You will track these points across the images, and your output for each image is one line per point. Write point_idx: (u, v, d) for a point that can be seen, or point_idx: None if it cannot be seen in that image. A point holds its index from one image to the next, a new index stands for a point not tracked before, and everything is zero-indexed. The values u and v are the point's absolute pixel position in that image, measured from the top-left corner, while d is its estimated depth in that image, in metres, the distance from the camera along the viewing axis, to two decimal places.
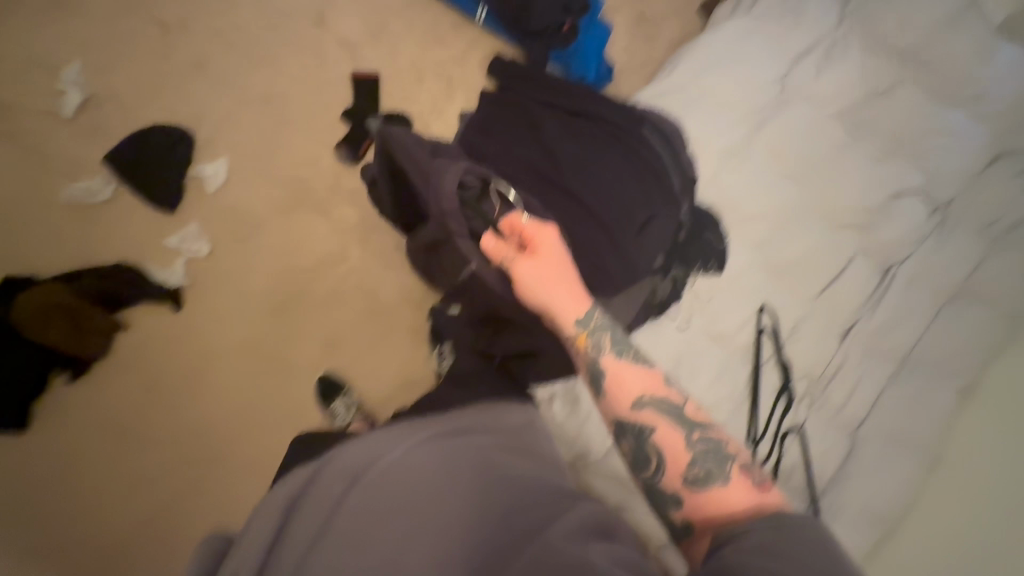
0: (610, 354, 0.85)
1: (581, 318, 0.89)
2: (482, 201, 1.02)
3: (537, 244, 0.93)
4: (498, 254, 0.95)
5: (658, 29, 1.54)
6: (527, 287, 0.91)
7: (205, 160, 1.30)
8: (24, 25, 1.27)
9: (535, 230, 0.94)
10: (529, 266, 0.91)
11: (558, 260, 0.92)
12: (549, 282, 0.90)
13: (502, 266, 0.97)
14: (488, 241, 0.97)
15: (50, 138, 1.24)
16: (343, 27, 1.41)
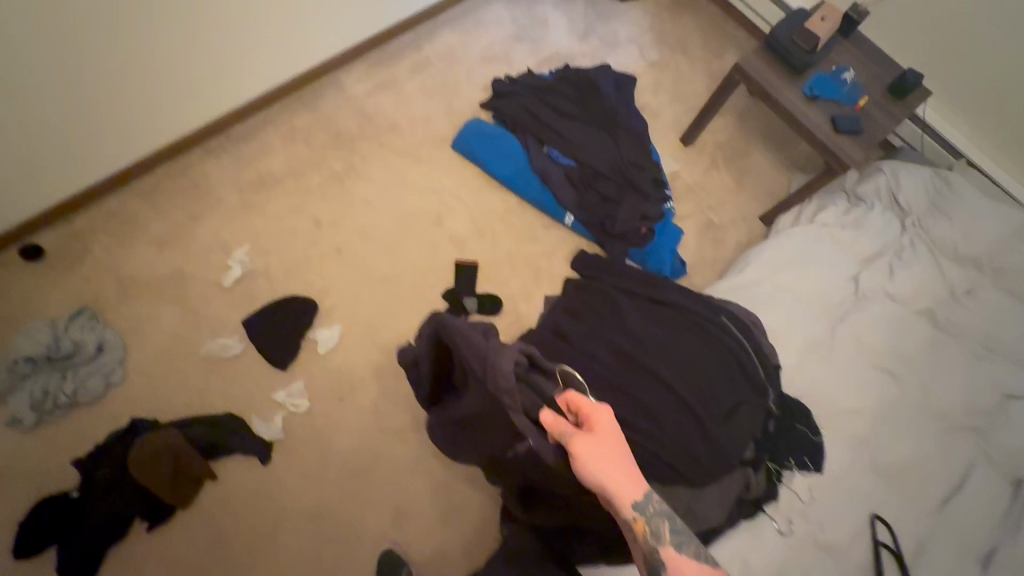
0: (669, 545, 0.84)
1: (640, 502, 0.86)
2: (531, 373, 0.99)
3: (595, 421, 0.90)
4: (554, 427, 0.91)
5: (725, 231, 1.70)
6: (584, 464, 0.87)
7: (322, 325, 1.48)
8: (205, 210, 1.54)
9: (592, 405, 0.92)
10: (587, 442, 0.88)
11: (614, 439, 0.90)
12: (607, 460, 0.88)
13: (556, 440, 0.93)
14: (544, 413, 0.93)
15: (204, 301, 1.47)
16: (455, 220, 1.62)
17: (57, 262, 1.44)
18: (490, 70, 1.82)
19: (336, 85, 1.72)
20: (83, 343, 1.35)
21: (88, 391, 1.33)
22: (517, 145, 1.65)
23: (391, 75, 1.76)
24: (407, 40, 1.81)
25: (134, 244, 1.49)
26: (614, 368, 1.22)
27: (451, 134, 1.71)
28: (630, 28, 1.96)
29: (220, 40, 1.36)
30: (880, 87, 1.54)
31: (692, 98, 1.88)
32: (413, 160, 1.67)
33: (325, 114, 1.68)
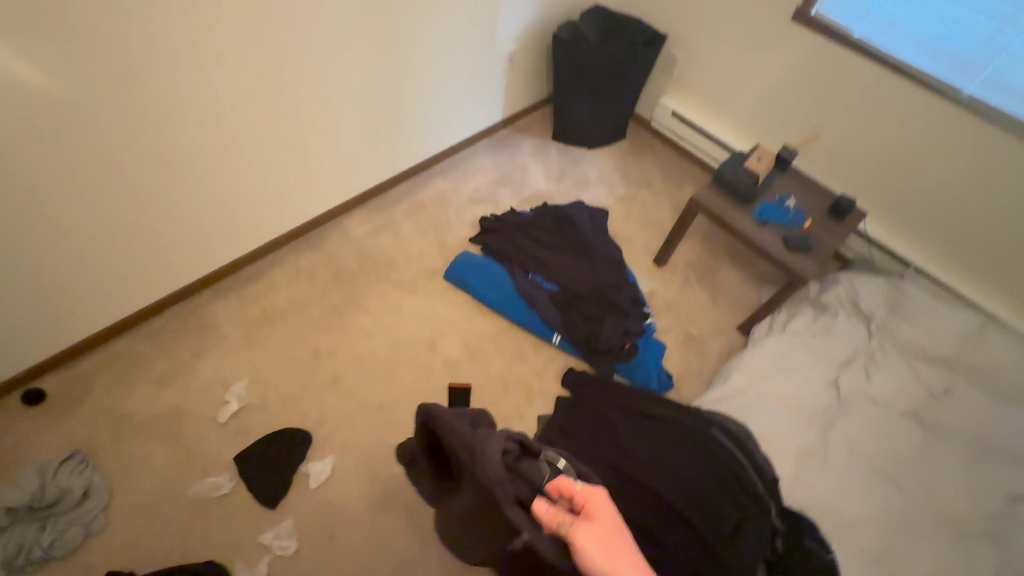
0: None
1: None
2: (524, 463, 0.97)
3: (592, 508, 0.93)
4: (553, 519, 0.90)
5: (706, 343, 1.78)
6: (587, 558, 0.87)
7: (315, 458, 1.46)
8: (208, 347, 1.61)
9: (587, 492, 0.94)
10: (589, 531, 0.89)
11: (614, 529, 0.92)
12: (611, 554, 0.88)
13: (555, 532, 0.91)
14: (540, 503, 0.91)
15: (199, 438, 1.47)
16: (448, 345, 1.70)
17: (55, 406, 1.46)
18: (478, 210, 2.04)
19: (339, 228, 1.91)
20: (67, 491, 1.32)
21: (64, 544, 1.28)
22: (504, 273, 1.78)
23: (389, 218, 1.97)
24: (403, 188, 2.06)
25: (135, 384, 1.53)
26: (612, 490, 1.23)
27: (443, 266, 1.87)
28: (599, 171, 2.25)
29: (233, 200, 1.57)
30: (820, 210, 1.75)
31: (659, 224, 2.10)
32: (408, 291, 1.79)
33: (329, 253, 1.85)
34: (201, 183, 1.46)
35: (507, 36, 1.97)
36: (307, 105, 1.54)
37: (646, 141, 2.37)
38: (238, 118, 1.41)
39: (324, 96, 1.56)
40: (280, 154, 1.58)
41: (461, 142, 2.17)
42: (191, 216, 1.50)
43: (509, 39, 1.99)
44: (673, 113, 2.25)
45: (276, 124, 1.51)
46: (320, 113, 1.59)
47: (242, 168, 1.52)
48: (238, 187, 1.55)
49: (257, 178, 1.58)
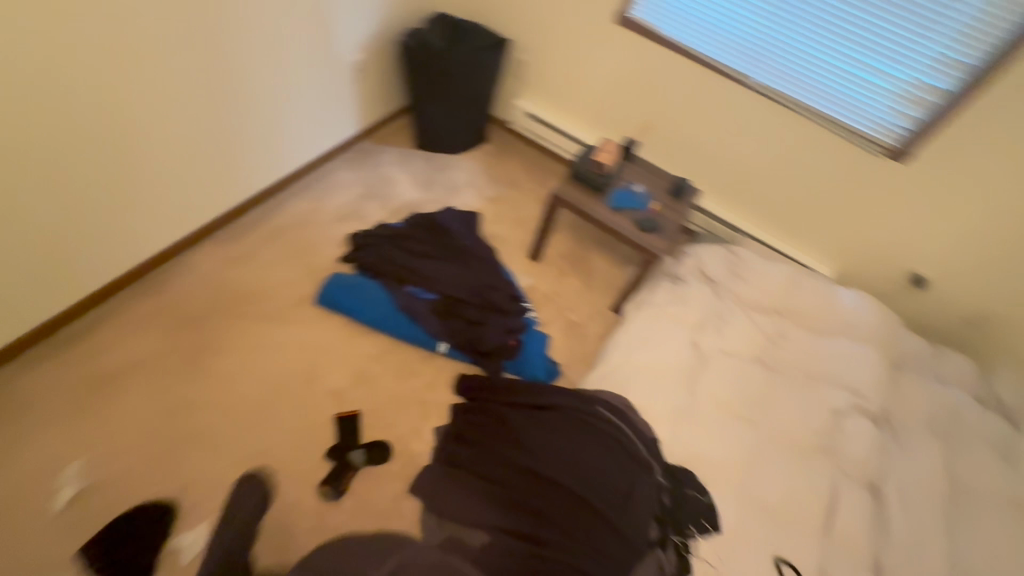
0: None
1: None
2: None
3: None
4: None
5: (586, 328, 1.89)
6: None
7: (186, 528, 1.30)
8: (30, 428, 1.36)
9: None
10: None
11: None
12: None
13: None
14: None
15: (30, 538, 1.23)
16: (330, 373, 1.60)
17: None
18: (345, 228, 1.95)
19: (186, 267, 1.72)
20: None
21: None
22: (381, 290, 1.72)
23: (245, 247, 1.81)
24: (258, 214, 1.90)
25: None
26: (516, 488, 1.28)
27: (314, 291, 1.76)
28: (466, 175, 2.27)
29: (29, 252, 1.34)
30: (663, 193, 1.94)
31: (530, 221, 2.17)
32: (277, 324, 1.66)
33: (177, 296, 1.65)
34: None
35: (347, 47, 1.90)
36: (110, 138, 1.35)
37: (508, 142, 2.45)
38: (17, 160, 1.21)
39: (131, 125, 1.38)
40: (84, 194, 1.37)
41: (317, 159, 2.07)
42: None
43: (350, 48, 1.91)
44: (529, 113, 2.35)
45: (72, 162, 1.31)
46: (131, 145, 1.41)
47: (33, 214, 1.29)
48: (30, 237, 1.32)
49: (57, 224, 1.36)
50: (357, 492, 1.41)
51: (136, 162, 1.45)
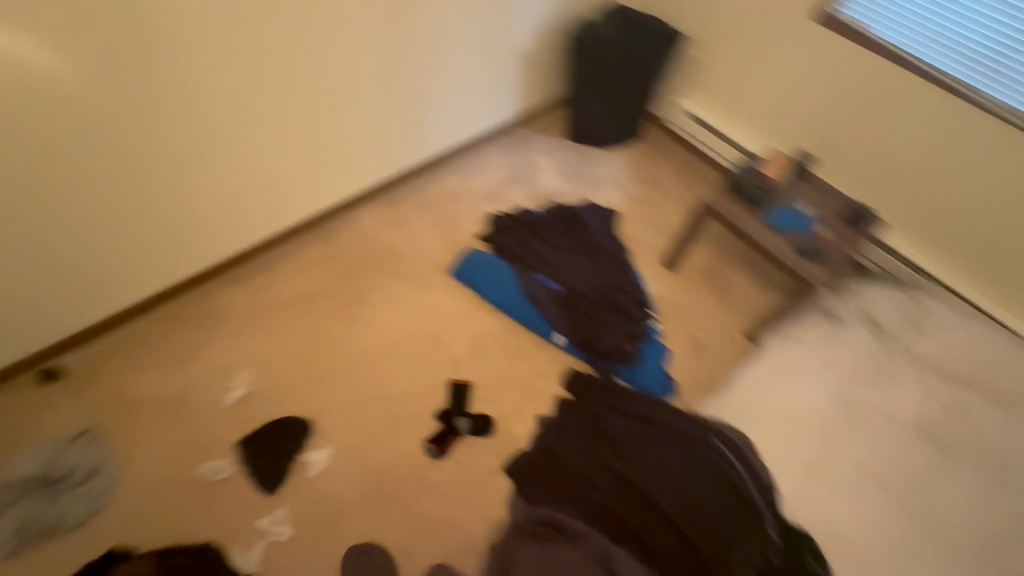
0: None
1: None
2: None
3: None
4: None
5: (713, 349, 1.74)
6: None
7: (314, 447, 1.48)
8: (217, 332, 1.65)
9: None
10: None
11: None
12: None
13: None
14: None
15: (203, 422, 1.50)
16: (451, 341, 1.70)
17: (69, 385, 1.51)
18: (488, 207, 2.05)
19: (350, 222, 1.94)
20: (90, 466, 1.39)
21: (80, 516, 1.33)
22: (510, 273, 1.78)
23: (399, 213, 1.99)
24: (415, 184, 2.07)
25: (144, 367, 1.57)
26: (618, 500, 1.31)
27: (450, 263, 1.88)
28: (612, 171, 2.22)
29: (236, 190, 1.55)
30: (836, 219, 1.71)
31: (671, 227, 2.07)
32: (414, 286, 1.81)
33: (337, 246, 1.87)
34: (204, 172, 1.45)
35: (520, 31, 1.96)
36: (314, 94, 1.53)
37: (663, 142, 2.34)
38: (245, 103, 1.41)
39: (332, 85, 1.55)
40: (287, 143, 1.57)
41: (473, 140, 2.18)
42: (193, 204, 1.49)
43: (523, 33, 1.97)
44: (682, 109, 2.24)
45: (283, 111, 1.50)
46: (329, 102, 1.58)
47: (248, 163, 1.52)
48: (242, 177, 1.54)
49: (260, 167, 1.56)
50: (456, 456, 1.49)
51: (332, 120, 1.62)
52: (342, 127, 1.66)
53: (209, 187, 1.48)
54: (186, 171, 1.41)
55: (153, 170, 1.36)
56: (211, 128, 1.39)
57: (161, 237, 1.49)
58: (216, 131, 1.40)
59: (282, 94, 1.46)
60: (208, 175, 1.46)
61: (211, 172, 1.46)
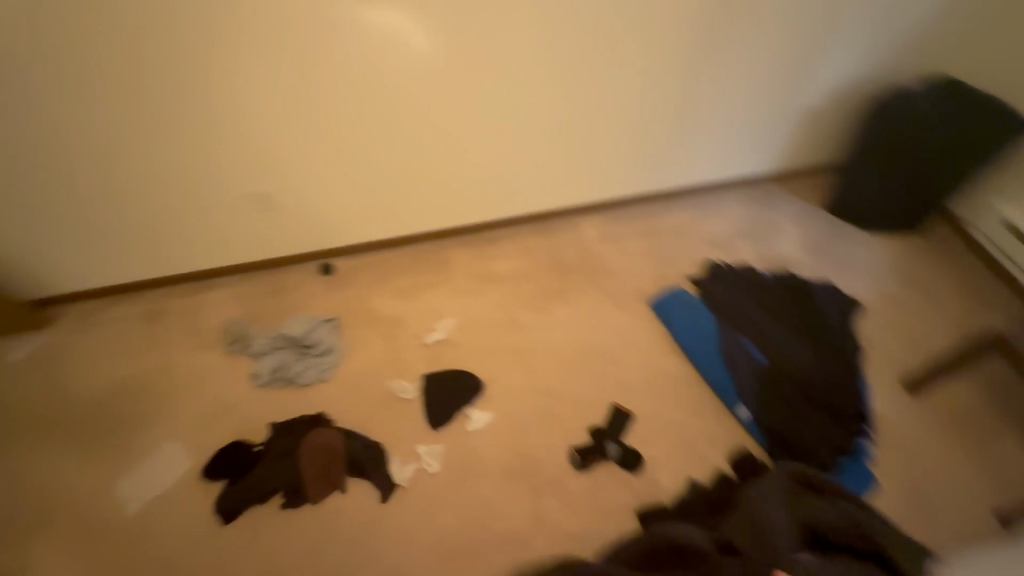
0: None
1: None
2: None
3: None
4: None
5: (941, 508, 1.39)
6: None
7: (479, 407, 1.62)
8: (440, 280, 1.93)
9: None
10: None
11: None
12: None
13: None
14: None
15: (406, 347, 1.76)
16: (628, 367, 1.70)
17: (333, 280, 1.94)
18: (710, 253, 1.98)
19: (573, 227, 2.09)
20: (324, 344, 1.73)
21: (305, 378, 1.66)
22: (713, 324, 1.71)
23: (620, 233, 2.07)
24: (644, 210, 2.14)
25: (383, 287, 1.91)
26: (822, 563, 1.12)
27: (653, 294, 1.87)
28: (868, 259, 1.95)
29: (512, 162, 1.87)
30: None
31: (928, 344, 1.71)
32: (611, 304, 1.86)
33: (556, 244, 2.03)
34: (498, 141, 1.79)
35: (812, 92, 1.96)
36: (608, 98, 1.78)
37: (943, 251, 1.99)
38: (546, 98, 1.72)
39: (623, 96, 1.78)
40: (561, 136, 1.84)
41: (713, 184, 2.18)
42: (480, 164, 1.84)
43: (814, 95, 1.97)
44: (945, 215, 2.08)
45: (579, 108, 1.78)
46: (614, 109, 1.81)
47: (526, 146, 1.84)
48: (523, 154, 1.86)
49: (539, 148, 1.85)
50: (597, 477, 1.48)
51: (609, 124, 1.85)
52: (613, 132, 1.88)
53: (497, 153, 1.83)
54: (488, 136, 1.77)
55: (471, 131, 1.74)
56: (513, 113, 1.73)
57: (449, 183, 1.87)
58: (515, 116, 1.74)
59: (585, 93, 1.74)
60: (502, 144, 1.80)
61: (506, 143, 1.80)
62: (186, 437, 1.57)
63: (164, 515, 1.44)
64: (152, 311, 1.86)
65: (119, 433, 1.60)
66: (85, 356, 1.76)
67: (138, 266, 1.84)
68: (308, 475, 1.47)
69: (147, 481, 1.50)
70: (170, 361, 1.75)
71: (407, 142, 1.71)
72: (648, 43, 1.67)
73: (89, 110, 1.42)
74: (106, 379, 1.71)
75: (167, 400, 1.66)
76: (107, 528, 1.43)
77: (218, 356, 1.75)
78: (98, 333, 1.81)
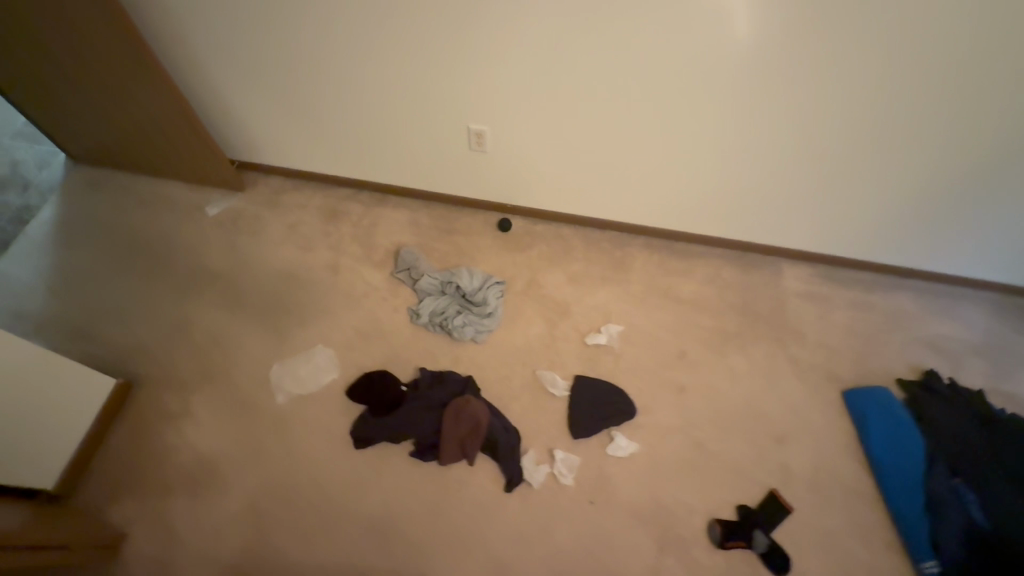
0: None
1: None
2: None
3: None
4: None
5: None
6: None
7: (624, 432, 1.50)
8: (615, 278, 1.78)
9: None
10: None
11: None
12: None
13: None
14: None
15: (564, 338, 1.65)
16: (798, 453, 1.49)
17: (507, 238, 1.85)
18: (930, 359, 1.67)
19: (774, 269, 1.83)
20: (485, 306, 1.64)
21: (460, 333, 1.60)
22: (920, 449, 1.43)
23: (828, 295, 1.78)
24: (866, 277, 1.82)
25: (555, 265, 1.80)
26: None
27: (850, 381, 1.61)
28: None
29: (744, 185, 1.62)
30: None
31: None
32: (798, 373, 1.62)
33: (751, 284, 1.79)
34: (742, 159, 1.55)
35: None
36: (899, 157, 1.46)
37: None
38: (827, 129, 1.42)
39: (917, 160, 1.46)
40: (815, 175, 1.55)
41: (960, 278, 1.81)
42: (713, 177, 1.62)
43: None
44: None
45: (860, 156, 1.48)
46: (900, 169, 1.49)
47: (769, 174, 1.58)
48: (764, 182, 1.61)
49: (786, 182, 1.59)
50: (730, 561, 1.33)
51: (883, 182, 1.54)
52: (882, 192, 1.56)
53: (738, 173, 1.59)
54: (736, 150, 1.53)
55: (719, 141, 1.51)
56: (778, 133, 1.46)
57: (669, 184, 1.67)
58: (779, 137, 1.47)
59: (878, 142, 1.44)
60: (750, 165, 1.56)
61: (754, 166, 1.57)
62: (340, 347, 1.60)
63: (306, 415, 1.48)
64: (334, 208, 1.89)
65: (282, 318, 1.65)
66: (268, 231, 1.82)
67: (337, 162, 1.85)
68: (446, 435, 1.42)
69: (297, 375, 1.54)
70: (340, 264, 1.76)
71: (645, 133, 1.53)
72: (987, 112, 1.31)
73: (361, 6, 1.37)
74: (282, 260, 1.76)
75: (330, 302, 1.68)
76: (256, 405, 1.49)
77: (382, 276, 1.74)
78: (284, 213, 1.87)
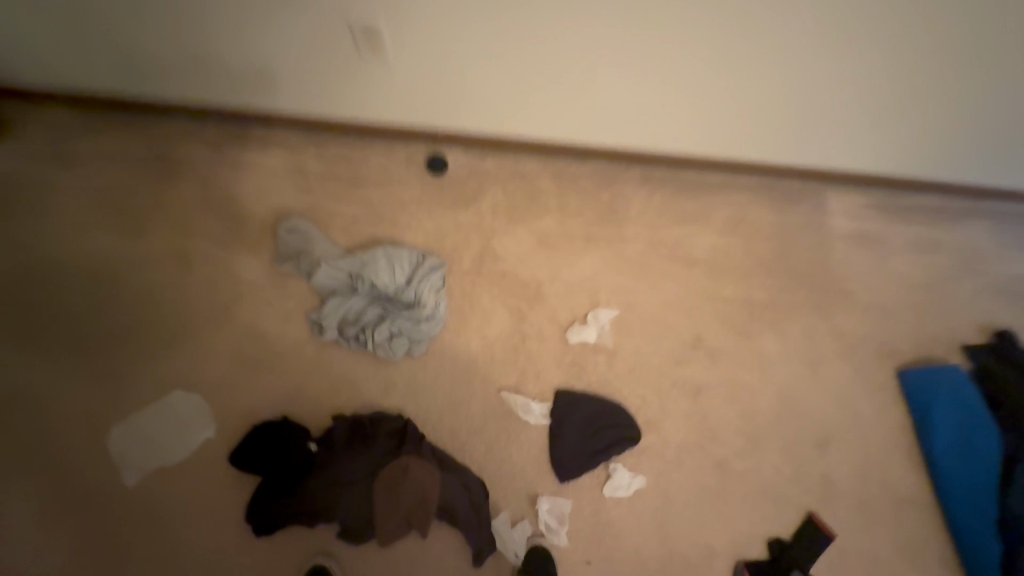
0: None
1: None
2: None
3: None
4: None
5: None
6: None
7: (625, 461, 1.12)
8: (603, 234, 1.26)
9: None
10: None
11: None
12: None
13: None
14: None
15: (537, 334, 1.18)
16: (843, 460, 1.17)
17: (444, 185, 1.25)
18: (1004, 312, 1.29)
19: (816, 201, 1.35)
20: (421, 305, 1.12)
21: (387, 351, 1.10)
22: (995, 449, 1.11)
23: (882, 234, 1.33)
24: (931, 203, 1.37)
25: (517, 222, 1.24)
26: None
27: (906, 353, 1.25)
28: None
29: (794, 82, 1.06)
30: None
31: None
32: (843, 350, 1.24)
33: (786, 227, 1.32)
34: (799, 39, 0.96)
35: None
36: None
37: None
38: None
39: None
40: (905, 62, 1.00)
41: None
42: (747, 75, 1.05)
43: None
44: None
45: (972, 30, 0.94)
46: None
47: (837, 62, 1.01)
48: (820, 83, 1.06)
49: (852, 81, 1.05)
50: None
51: (999, 71, 1.01)
52: (996, 88, 1.04)
53: (785, 70, 1.02)
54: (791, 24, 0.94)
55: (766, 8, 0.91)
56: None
57: (681, 90, 1.08)
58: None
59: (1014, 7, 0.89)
60: (802, 55, 1.00)
61: (808, 57, 1.00)
62: (213, 388, 1.09)
63: (178, 496, 1.03)
64: (173, 159, 1.23)
65: (113, 350, 1.09)
66: (71, 209, 1.18)
67: (160, 77, 1.16)
68: (382, 512, 1.01)
69: (152, 439, 1.05)
70: (191, 251, 1.16)
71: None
72: None
73: None
74: (97, 257, 1.15)
75: (184, 317, 1.12)
76: (98, 494, 1.02)
77: (261, 264, 1.16)
78: (93, 176, 1.21)
